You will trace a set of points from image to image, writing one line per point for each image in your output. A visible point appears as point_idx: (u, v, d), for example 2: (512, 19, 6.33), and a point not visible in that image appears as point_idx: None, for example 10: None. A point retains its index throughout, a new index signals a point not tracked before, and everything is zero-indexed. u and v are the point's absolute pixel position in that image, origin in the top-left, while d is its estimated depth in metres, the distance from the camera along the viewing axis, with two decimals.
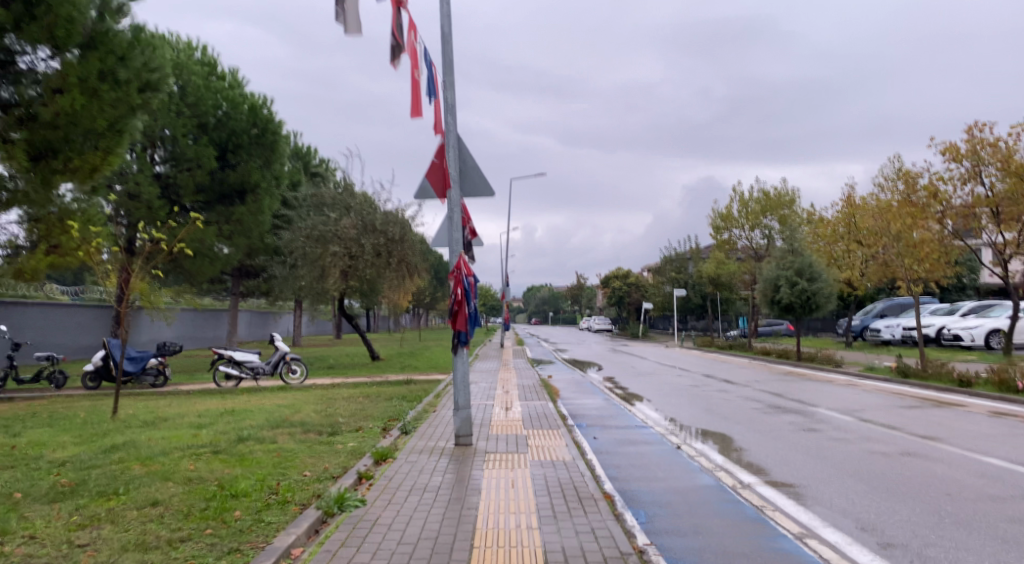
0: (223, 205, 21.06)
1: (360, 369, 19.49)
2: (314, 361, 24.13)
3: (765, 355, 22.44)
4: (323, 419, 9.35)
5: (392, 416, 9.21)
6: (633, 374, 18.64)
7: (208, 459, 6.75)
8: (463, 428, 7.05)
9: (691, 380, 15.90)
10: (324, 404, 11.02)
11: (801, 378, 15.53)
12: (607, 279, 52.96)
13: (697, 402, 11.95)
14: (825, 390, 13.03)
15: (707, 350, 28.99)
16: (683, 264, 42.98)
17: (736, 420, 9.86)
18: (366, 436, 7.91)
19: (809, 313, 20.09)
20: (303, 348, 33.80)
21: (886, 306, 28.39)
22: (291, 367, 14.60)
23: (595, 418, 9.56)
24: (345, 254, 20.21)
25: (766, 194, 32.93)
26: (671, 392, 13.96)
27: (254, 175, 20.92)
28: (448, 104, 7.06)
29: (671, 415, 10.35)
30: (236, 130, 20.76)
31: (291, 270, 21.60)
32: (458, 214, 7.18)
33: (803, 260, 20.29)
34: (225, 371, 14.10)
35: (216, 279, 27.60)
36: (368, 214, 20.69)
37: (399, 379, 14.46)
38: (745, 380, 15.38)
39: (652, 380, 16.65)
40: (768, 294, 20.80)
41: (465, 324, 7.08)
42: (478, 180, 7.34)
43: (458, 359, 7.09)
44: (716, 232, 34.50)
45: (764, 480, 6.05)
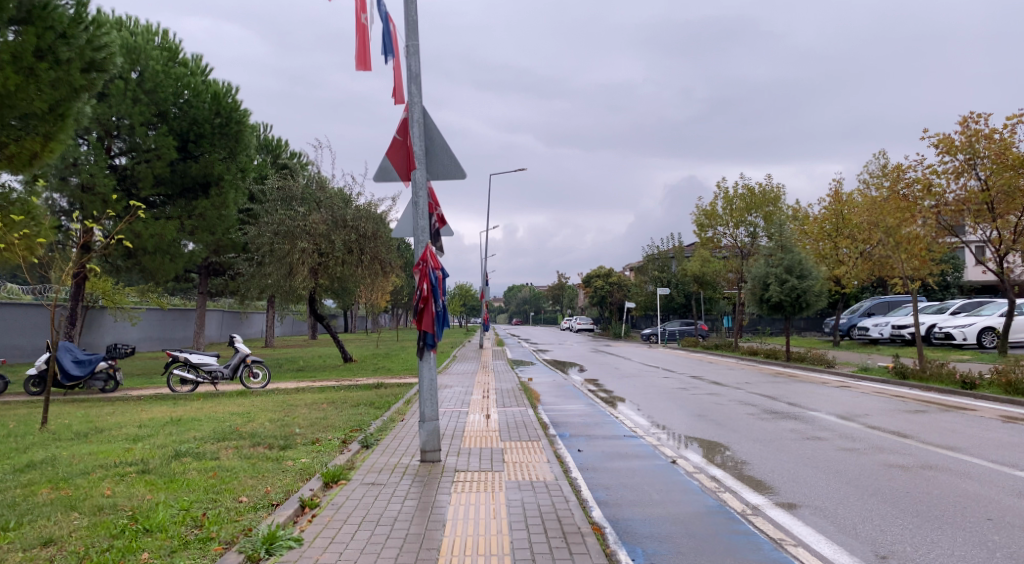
0: (185, 199, 20.07)
1: (331, 371, 18.53)
2: (285, 362, 23.10)
3: (752, 355, 21.88)
4: (279, 430, 8.42)
5: (354, 427, 8.35)
6: (616, 376, 17.90)
7: (131, 481, 5.76)
8: (429, 443, 6.19)
9: (678, 383, 15.20)
10: (283, 412, 10.08)
11: (791, 380, 14.92)
12: (589, 278, 52.42)
13: (686, 407, 11.23)
14: (821, 393, 12.43)
15: (691, 349, 28.37)
16: (667, 263, 42.23)
17: (730, 426, 9.14)
18: (321, 451, 7.03)
19: (798, 311, 19.54)
20: (276, 349, 32.67)
21: (873, 304, 28.08)
22: (253, 371, 13.66)
23: (578, 426, 8.77)
24: (315, 251, 19.28)
25: (750, 191, 32.45)
26: (657, 395, 13.24)
27: (217, 167, 19.97)
28: (411, 72, 6.22)
29: (660, 422, 9.58)
30: (198, 120, 19.76)
31: (258, 267, 20.55)
32: (423, 198, 6.32)
33: (792, 257, 19.72)
34: (181, 375, 13.11)
35: (182, 277, 26.44)
36: (339, 209, 19.74)
37: (370, 383, 13.55)
38: (733, 382, 14.73)
39: (638, 382, 15.95)
40: (756, 293, 20.21)
41: (431, 323, 6.22)
42: (447, 160, 6.46)
43: (424, 365, 6.23)
44: (700, 230, 33.92)
45: (775, 504, 5.26)
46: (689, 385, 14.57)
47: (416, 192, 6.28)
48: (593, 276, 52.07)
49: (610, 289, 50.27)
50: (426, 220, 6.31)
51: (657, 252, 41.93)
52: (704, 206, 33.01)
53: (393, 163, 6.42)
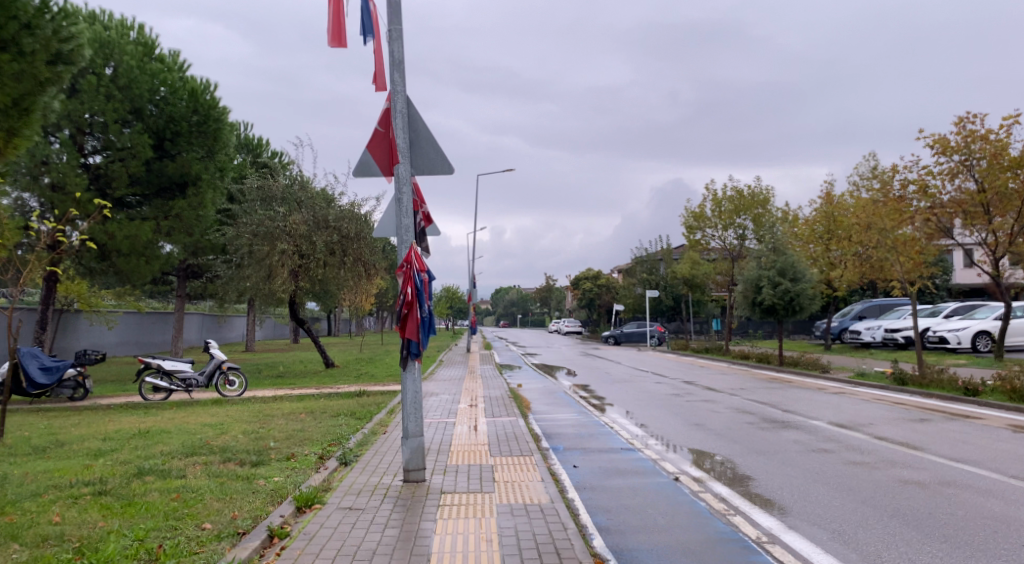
0: (162, 199, 19.40)
1: (314, 377, 17.95)
2: (266, 367, 22.48)
3: (744, 359, 21.58)
4: (253, 444, 7.89)
5: (333, 440, 7.85)
6: (607, 381, 17.47)
7: (85, 505, 5.10)
8: (412, 461, 5.71)
9: (670, 389, 14.81)
10: (260, 423, 9.53)
11: (786, 386, 14.57)
12: (577, 280, 52.07)
13: (681, 415, 10.82)
14: (819, 399, 12.10)
15: (681, 353, 28.02)
16: (655, 265, 42.07)
17: (730, 436, 8.75)
18: (297, 468, 6.52)
19: (791, 314, 19.22)
20: (259, 353, 31.98)
21: (863, 308, 27.95)
22: (229, 379, 13.12)
23: (572, 437, 8.33)
24: (294, 254, 18.79)
25: (739, 193, 32.20)
26: (651, 402, 12.82)
27: (195, 166, 19.36)
28: (394, 58, 5.77)
29: (656, 432, 9.16)
30: (175, 117, 19.19)
31: (238, 269, 19.91)
32: (407, 195, 5.85)
33: (785, 259, 19.41)
34: (153, 383, 12.52)
35: (159, 279, 25.70)
36: (321, 209, 19.23)
37: (353, 391, 13.01)
38: (728, 389, 14.35)
39: (630, 388, 15.55)
40: (749, 296, 19.90)
41: (415, 330, 5.75)
42: (433, 154, 6.02)
43: (407, 375, 5.75)
44: (689, 232, 33.64)
45: (790, 528, 4.86)
46: (683, 391, 14.18)
47: (399, 188, 5.83)
48: (581, 279, 51.67)
49: (598, 291, 49.91)
50: (410, 219, 5.85)
51: (645, 254, 42.14)
52: (693, 208, 32.72)
53: (374, 157, 5.96)
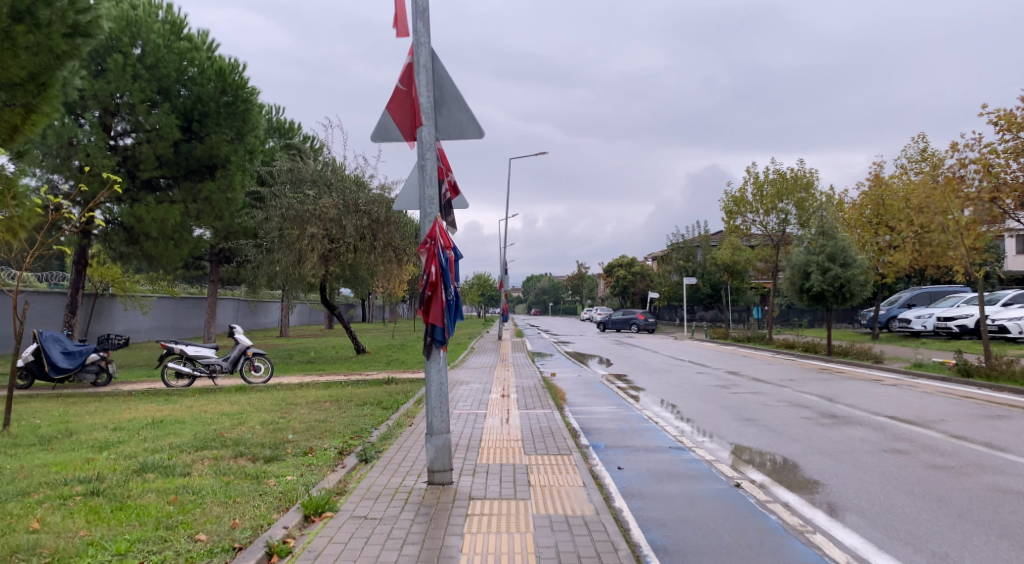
0: (191, 181, 19.10)
1: (342, 364, 17.56)
2: (295, 354, 22.24)
3: (789, 349, 20.57)
4: (268, 437, 7.35)
5: (354, 433, 7.30)
6: (645, 371, 16.67)
7: (71, 508, 4.61)
8: (438, 462, 5.05)
9: (713, 380, 13.95)
10: (280, 412, 9.03)
11: (839, 378, 13.59)
12: (610, 267, 51.00)
13: (730, 409, 10.01)
14: (880, 393, 11.15)
15: (721, 342, 27.00)
16: (691, 252, 40.94)
17: (787, 433, 7.92)
18: (312, 466, 5.95)
19: (842, 302, 18.17)
20: (291, 339, 31.96)
21: (914, 296, 26.54)
22: (254, 364, 12.68)
23: (613, 434, 7.62)
24: (325, 237, 18.13)
25: (781, 176, 30.89)
26: (694, 394, 12.01)
27: (223, 148, 19.02)
28: (418, 6, 5.07)
29: (704, 428, 8.39)
30: (203, 98, 18.81)
31: (266, 254, 19.58)
32: (432, 162, 5.17)
33: (835, 243, 18.28)
34: (175, 369, 12.21)
35: (191, 264, 25.68)
36: (351, 192, 18.68)
37: (380, 379, 12.48)
38: (776, 380, 13.44)
39: (669, 378, 14.76)
40: (795, 283, 18.84)
41: (440, 315, 5.09)
42: (461, 116, 5.31)
43: (432, 365, 5.09)
44: (728, 216, 32.65)
45: (882, 549, 4.07)
46: (727, 382, 13.31)
47: (422, 154, 5.14)
48: (615, 266, 50.61)
49: (632, 279, 48.93)
50: (436, 189, 5.17)
51: (681, 240, 41.02)
52: (733, 192, 31.55)
53: (395, 119, 5.27)
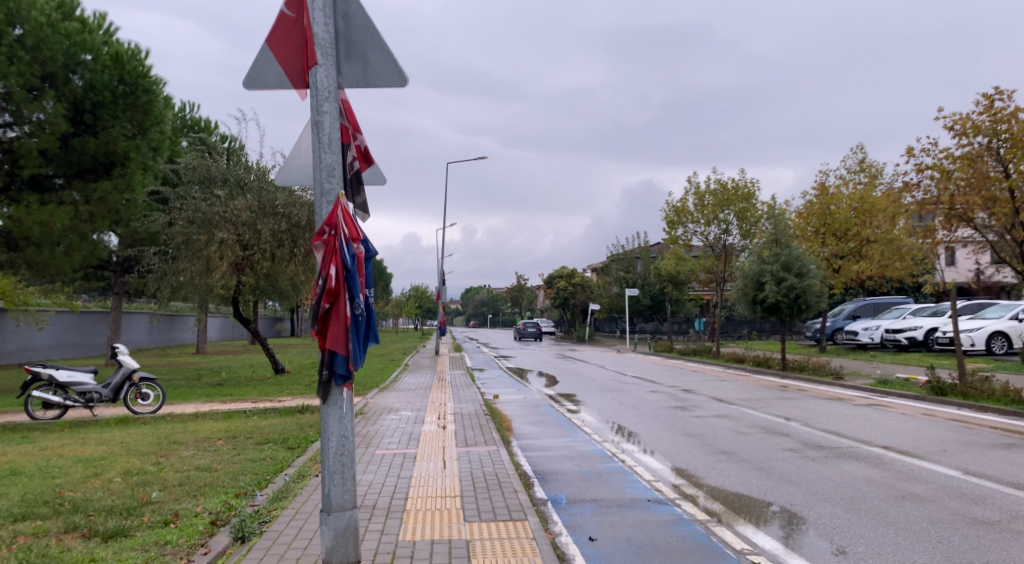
0: (83, 181, 16.44)
1: (259, 386, 15.55)
2: (208, 374, 19.86)
3: (740, 364, 19.82)
4: (124, 497, 5.34)
5: (244, 490, 5.58)
6: (595, 389, 15.41)
7: None
8: (336, 554, 3.50)
9: (670, 400, 12.81)
10: (157, 454, 7.12)
11: (802, 397, 12.75)
12: (551, 279, 49.98)
13: (699, 437, 8.81)
14: (854, 417, 10.25)
15: (666, 356, 26.13)
16: (631, 263, 40.33)
17: (779, 474, 6.71)
18: (168, 545, 4.22)
19: (797, 314, 17.52)
20: (209, 356, 29.25)
21: (857, 307, 26.59)
22: (141, 392, 10.51)
23: (577, 479, 6.19)
24: (236, 243, 16.21)
25: (722, 186, 30.59)
26: (653, 417, 10.81)
27: (122, 143, 16.49)
28: None
29: (680, 467, 7.07)
30: (97, 86, 16.30)
31: (171, 263, 17.19)
32: (330, 118, 3.63)
33: (789, 252, 17.65)
34: (41, 399, 9.77)
35: (89, 273, 22.83)
36: (268, 193, 16.77)
37: (295, 406, 10.66)
38: (737, 400, 12.46)
39: (624, 398, 13.52)
40: (749, 294, 18.09)
41: (341, 341, 3.51)
42: (374, 55, 3.80)
43: (329, 411, 3.51)
44: (669, 227, 32.25)
45: None
46: (686, 403, 12.23)
47: (317, 106, 3.62)
48: (555, 277, 49.48)
49: (573, 290, 48.06)
50: (338, 157, 3.65)
51: (622, 251, 40.48)
52: (675, 202, 31.08)
53: (280, 60, 3.74)
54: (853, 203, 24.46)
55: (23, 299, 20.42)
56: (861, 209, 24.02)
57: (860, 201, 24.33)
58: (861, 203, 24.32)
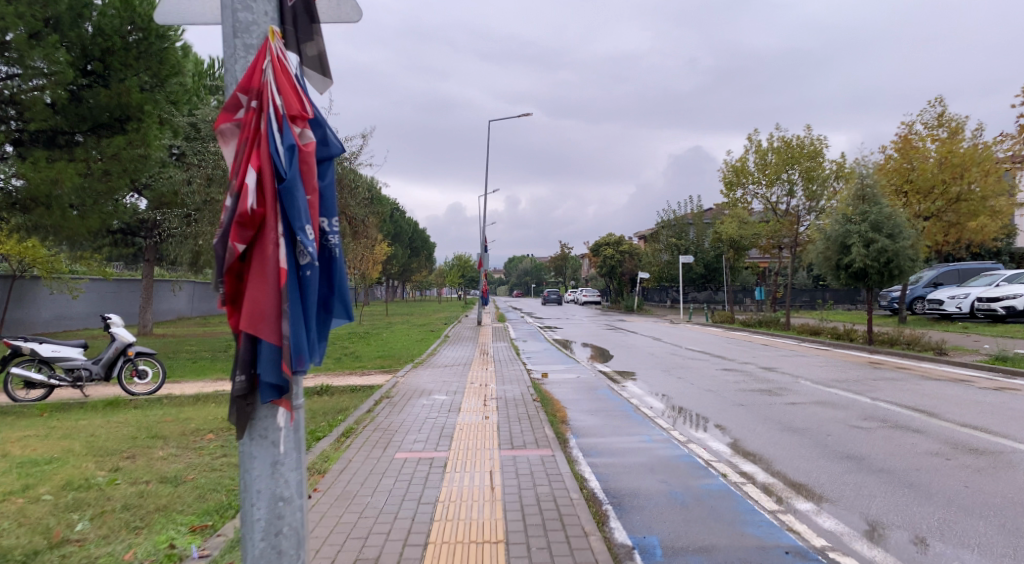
0: (97, 137, 14.86)
1: None
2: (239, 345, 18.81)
3: (817, 338, 17.71)
4: (34, 531, 3.84)
5: (204, 521, 4.01)
6: (655, 366, 13.59)
7: None
8: None
9: (750, 381, 10.85)
10: (120, 457, 5.63)
11: (909, 377, 10.65)
12: (596, 247, 47.78)
13: (806, 433, 6.89)
14: (993, 404, 8.18)
15: (727, 327, 24.13)
16: (684, 229, 37.97)
17: (946, 497, 4.71)
18: None
19: (888, 280, 15.35)
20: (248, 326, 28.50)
21: (941, 274, 23.95)
22: (138, 369, 9.22)
23: (662, 504, 4.41)
24: None
25: (786, 142, 28.07)
26: (734, 403, 8.96)
27: (136, 95, 14.81)
28: None
29: (800, 481, 5.20)
30: (105, 31, 14.49)
31: (192, 226, 15.77)
32: None
33: (879, 210, 15.33)
34: (24, 378, 8.53)
35: (119, 239, 21.96)
36: None
37: (312, 387, 9.20)
38: (831, 382, 10.47)
39: (691, 377, 11.69)
40: (831, 260, 15.99)
41: (264, 326, 1.77)
42: None
43: (249, 442, 1.88)
44: (728, 188, 30.34)
45: None
46: (771, 386, 10.25)
47: None
48: (602, 245, 47.04)
49: (620, 258, 45.64)
50: None
51: (672, 217, 38.04)
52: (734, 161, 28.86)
53: None
54: (938, 157, 21.12)
55: (51, 266, 19.64)
56: (950, 164, 21.01)
57: (945, 155, 20.81)
58: (948, 157, 20.91)
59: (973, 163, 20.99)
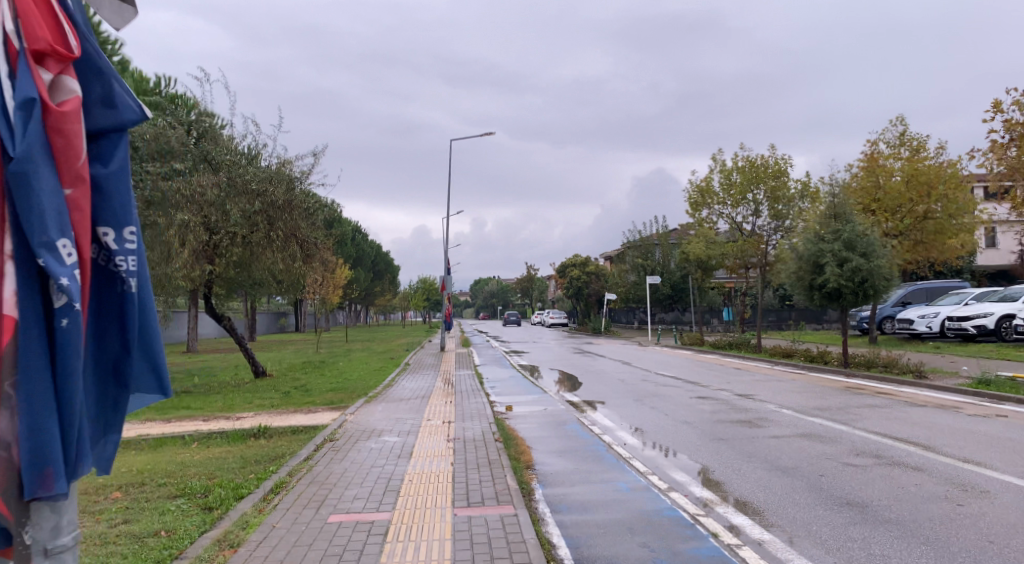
0: None
1: (229, 394, 13.15)
2: (183, 378, 17.46)
3: (792, 362, 17.29)
4: None
5: None
6: (627, 394, 12.90)
7: None
8: None
9: (726, 411, 10.28)
10: None
11: (893, 405, 10.19)
12: (563, 269, 47.19)
13: (800, 478, 6.26)
14: (989, 435, 7.68)
15: (698, 350, 23.62)
16: (650, 250, 37.71)
17: (971, 558, 4.05)
18: None
19: (862, 300, 15.57)
20: (199, 356, 26.87)
21: (908, 293, 23.95)
22: None
23: None
24: (200, 226, 13.59)
25: (750, 162, 28.11)
26: (715, 438, 8.29)
27: None
28: None
29: (800, 537, 4.51)
30: None
31: None
32: None
33: (852, 228, 15.51)
34: None
35: None
36: (236, 168, 14.15)
37: (249, 428, 8.17)
38: (814, 412, 9.90)
39: (666, 407, 11.02)
40: (805, 280, 16.19)
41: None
42: None
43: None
44: (693, 209, 30.28)
45: None
46: (748, 416, 9.70)
47: None
48: (568, 266, 46.59)
49: (586, 280, 45.24)
50: None
51: (638, 238, 37.83)
52: (700, 183, 28.83)
53: None
54: (903, 176, 21.24)
55: None
56: (915, 182, 21.10)
57: (911, 174, 21.01)
58: (913, 175, 21.01)
59: (938, 181, 21.03)
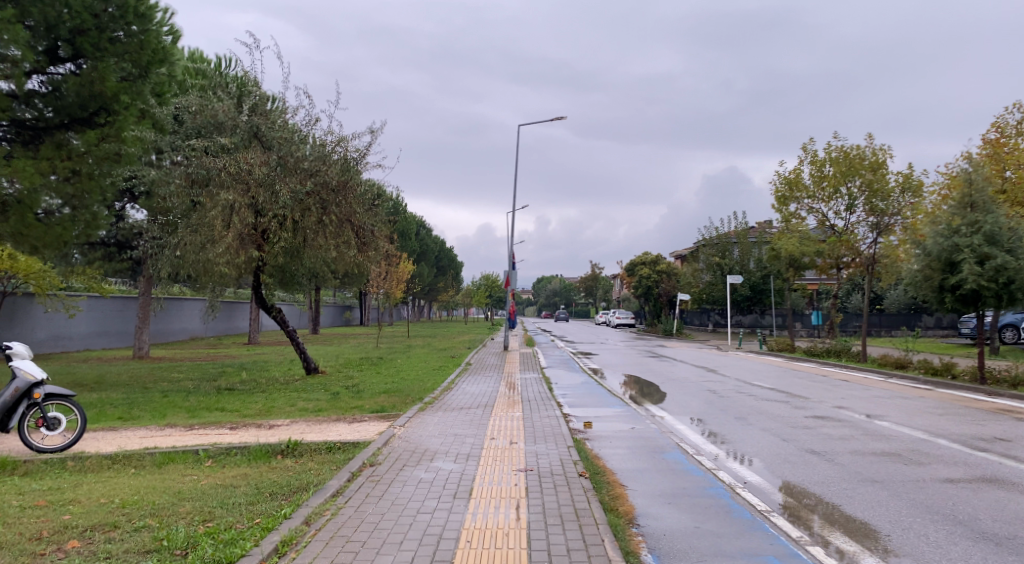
0: (67, 136, 12.00)
1: (273, 393, 11.97)
2: (233, 371, 16.50)
3: (913, 377, 14.85)
4: None
5: None
6: (723, 409, 10.94)
7: None
8: None
9: (861, 440, 8.27)
10: None
11: None
12: (631, 265, 44.47)
13: None
14: None
15: (790, 356, 21.18)
16: (727, 248, 35.12)
17: None
18: None
19: (1006, 304, 13.04)
20: (256, 349, 26.17)
21: None
22: (46, 418, 6.42)
23: None
24: (248, 207, 12.47)
25: (844, 152, 25.47)
26: (869, 482, 6.31)
27: (112, 82, 11.90)
28: None
29: None
30: (74, 6, 11.45)
31: (172, 234, 13.28)
32: None
33: (995, 219, 12.96)
34: None
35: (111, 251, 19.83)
36: (288, 145, 12.93)
37: (276, 443, 6.69)
38: (981, 447, 7.75)
39: (780, 429, 9.03)
40: (933, 280, 13.74)
41: None
42: None
43: None
44: (780, 203, 27.73)
45: None
46: (895, 447, 7.67)
47: None
48: (637, 264, 43.89)
49: (657, 279, 42.49)
50: None
51: (714, 235, 35.32)
52: (787, 174, 26.34)
53: None
54: None
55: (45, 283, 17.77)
56: None
57: None
58: None
59: None
